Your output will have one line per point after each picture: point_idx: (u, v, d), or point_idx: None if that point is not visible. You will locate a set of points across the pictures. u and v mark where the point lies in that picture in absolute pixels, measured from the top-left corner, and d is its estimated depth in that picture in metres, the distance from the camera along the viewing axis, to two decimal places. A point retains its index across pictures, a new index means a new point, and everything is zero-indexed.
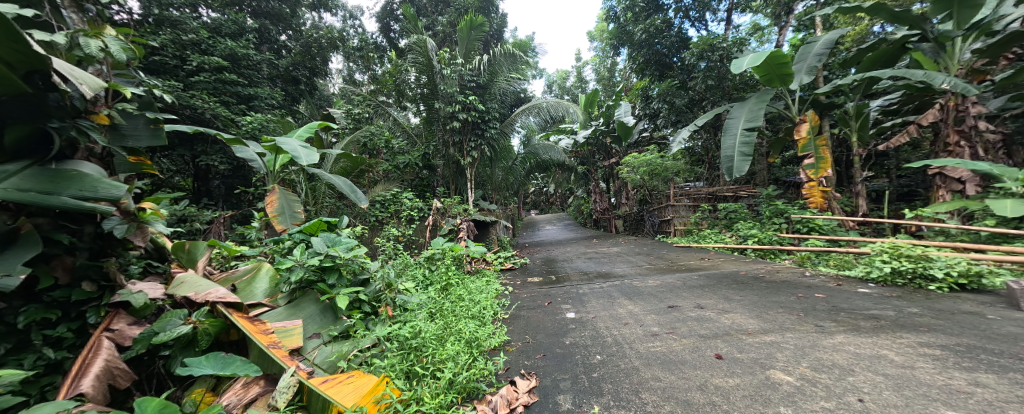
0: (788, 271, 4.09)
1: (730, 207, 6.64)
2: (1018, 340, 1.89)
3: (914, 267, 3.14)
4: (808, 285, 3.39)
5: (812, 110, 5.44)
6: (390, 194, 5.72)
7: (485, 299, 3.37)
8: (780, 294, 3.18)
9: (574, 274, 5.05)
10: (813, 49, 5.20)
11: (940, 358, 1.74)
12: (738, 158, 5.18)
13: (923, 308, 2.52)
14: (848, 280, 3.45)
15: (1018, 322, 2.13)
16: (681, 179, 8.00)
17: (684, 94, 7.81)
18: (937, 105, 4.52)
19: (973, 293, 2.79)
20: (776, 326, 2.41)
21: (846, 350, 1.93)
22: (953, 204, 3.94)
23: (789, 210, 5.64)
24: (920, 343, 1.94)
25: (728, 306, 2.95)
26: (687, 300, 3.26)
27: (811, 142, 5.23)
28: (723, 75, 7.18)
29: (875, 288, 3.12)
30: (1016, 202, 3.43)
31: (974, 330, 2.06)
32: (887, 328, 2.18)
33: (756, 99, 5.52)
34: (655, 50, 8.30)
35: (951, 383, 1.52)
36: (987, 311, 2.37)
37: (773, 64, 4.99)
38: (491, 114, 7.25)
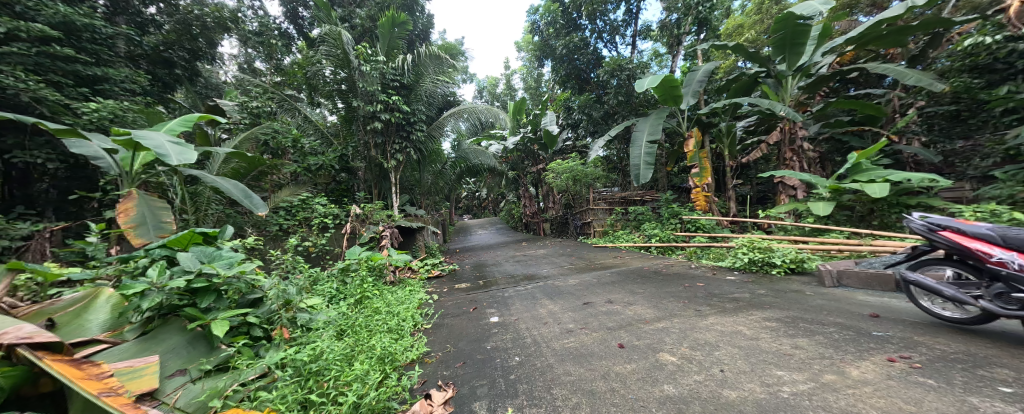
0: (679, 265, 4.74)
1: (638, 210, 7.39)
2: (824, 310, 2.49)
3: (762, 256, 3.91)
4: (693, 276, 3.98)
5: (695, 127, 6.46)
6: (299, 200, 5.10)
7: (405, 310, 3.20)
8: (672, 285, 3.66)
9: (502, 277, 5.13)
10: (697, 76, 6.15)
11: (778, 330, 2.18)
12: (643, 166, 5.87)
13: (768, 289, 3.16)
14: (721, 270, 4.16)
15: (824, 296, 2.82)
16: (600, 184, 8.70)
17: (599, 107, 8.57)
18: (778, 128, 5.76)
19: (800, 275, 3.61)
20: (667, 313, 2.78)
21: (716, 329, 2.31)
22: (789, 206, 5.06)
23: (681, 211, 6.57)
24: (764, 317, 2.42)
25: (631, 299, 3.29)
26: (600, 296, 3.55)
27: (697, 154, 6.22)
28: (630, 93, 8.06)
29: (739, 275, 3.82)
30: (826, 204, 4.52)
31: (800, 305, 2.64)
32: (744, 308, 2.68)
33: (656, 116, 6.32)
34: (575, 65, 9.00)
35: (782, 347, 1.92)
36: (807, 288, 3.09)
37: (667, 86, 5.78)
38: (416, 115, 7.01)
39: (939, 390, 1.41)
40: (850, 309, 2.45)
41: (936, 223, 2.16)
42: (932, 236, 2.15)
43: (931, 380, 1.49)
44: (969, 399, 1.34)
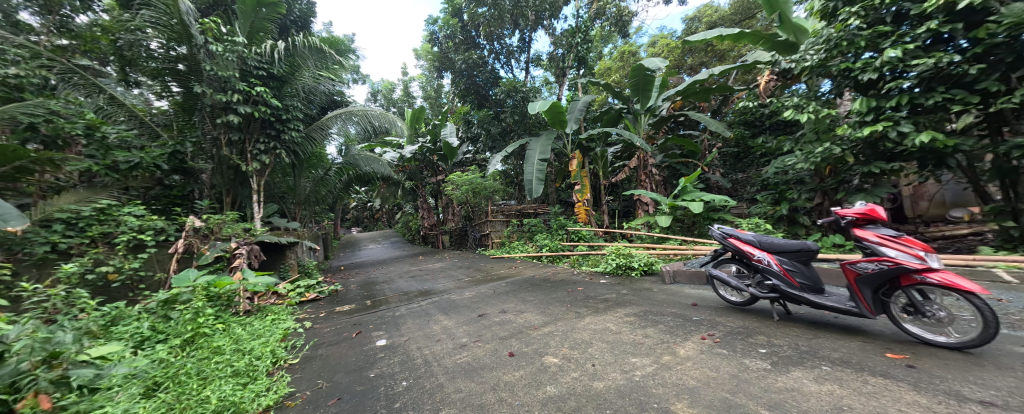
0: (564, 272, 5.23)
1: (532, 222, 7.90)
2: (665, 303, 3.10)
3: (624, 261, 4.62)
4: (575, 281, 4.45)
5: (577, 150, 7.36)
6: (95, 208, 3.60)
7: (260, 346, 2.64)
8: (558, 291, 4.00)
9: (393, 295, 4.77)
10: (577, 106, 7.03)
11: (635, 323, 2.60)
12: (535, 182, 6.35)
13: (630, 289, 3.77)
14: (596, 274, 4.78)
15: (666, 291, 3.51)
16: (499, 197, 8.98)
17: (497, 124, 8.95)
18: (636, 156, 7.00)
19: (652, 275, 4.42)
20: (552, 318, 3.02)
21: (590, 328, 2.62)
22: (644, 219, 6.16)
23: (567, 223, 7.31)
24: (625, 313, 2.87)
25: (523, 307, 3.47)
26: (494, 307, 3.63)
27: (578, 173, 7.06)
28: (524, 113, 8.68)
29: (609, 278, 4.45)
30: (667, 217, 5.65)
31: (650, 300, 3.22)
32: (611, 307, 3.13)
33: (546, 137, 6.94)
34: (474, 81, 9.24)
35: (637, 337, 2.31)
36: (655, 286, 3.80)
37: (555, 112, 6.44)
38: (290, 112, 6.03)
39: (730, 357, 1.90)
40: (682, 301, 3.11)
41: (727, 232, 2.85)
42: (724, 242, 2.84)
43: (727, 350, 1.99)
44: (747, 361, 1.84)
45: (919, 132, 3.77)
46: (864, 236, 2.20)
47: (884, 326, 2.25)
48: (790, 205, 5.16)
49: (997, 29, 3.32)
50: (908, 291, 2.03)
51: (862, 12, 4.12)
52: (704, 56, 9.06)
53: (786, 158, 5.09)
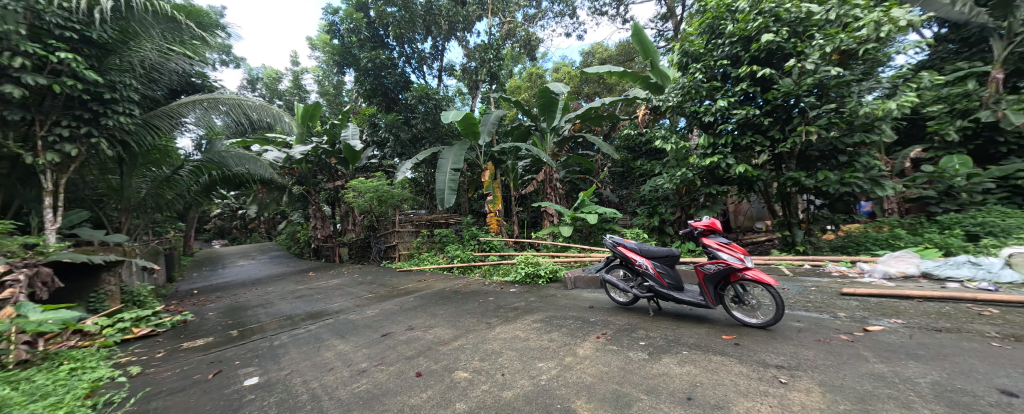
0: (475, 283, 5.20)
1: (442, 232, 7.69)
2: (567, 307, 3.35)
3: (531, 270, 4.84)
4: (486, 291, 4.48)
5: (489, 161, 7.52)
6: None
7: (49, 407, 1.89)
8: (468, 303, 3.96)
9: (276, 319, 4.06)
10: (490, 119, 7.19)
11: (540, 329, 2.74)
12: (447, 192, 6.22)
13: (537, 296, 3.98)
14: (506, 284, 4.90)
15: (568, 297, 3.81)
16: (407, 206, 8.51)
17: (408, 130, 8.54)
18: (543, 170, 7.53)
19: (556, 282, 4.74)
20: (463, 331, 2.97)
21: (500, 337, 2.67)
22: (550, 229, 6.61)
23: (479, 233, 7.33)
24: (532, 320, 3.01)
25: (432, 322, 3.33)
26: (400, 324, 3.39)
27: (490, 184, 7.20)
28: (437, 121, 8.51)
29: (519, 287, 4.61)
30: (569, 228, 6.16)
31: (554, 306, 3.45)
32: (520, 315, 3.24)
33: (459, 148, 6.91)
34: (381, 81, 8.68)
35: (543, 342, 2.43)
36: (559, 292, 4.09)
37: (468, 123, 6.47)
38: (120, 93, 4.43)
39: (620, 352, 2.15)
40: (581, 305, 3.41)
41: (616, 240, 3.27)
42: (614, 250, 3.25)
43: (617, 346, 2.25)
44: (632, 354, 2.10)
45: (738, 164, 5.02)
46: (707, 243, 2.74)
47: (721, 314, 2.84)
48: (661, 217, 6.26)
49: (778, 95, 4.68)
50: (734, 285, 2.61)
51: (704, 69, 5.30)
52: (597, 86, 10.36)
53: (658, 179, 6.14)
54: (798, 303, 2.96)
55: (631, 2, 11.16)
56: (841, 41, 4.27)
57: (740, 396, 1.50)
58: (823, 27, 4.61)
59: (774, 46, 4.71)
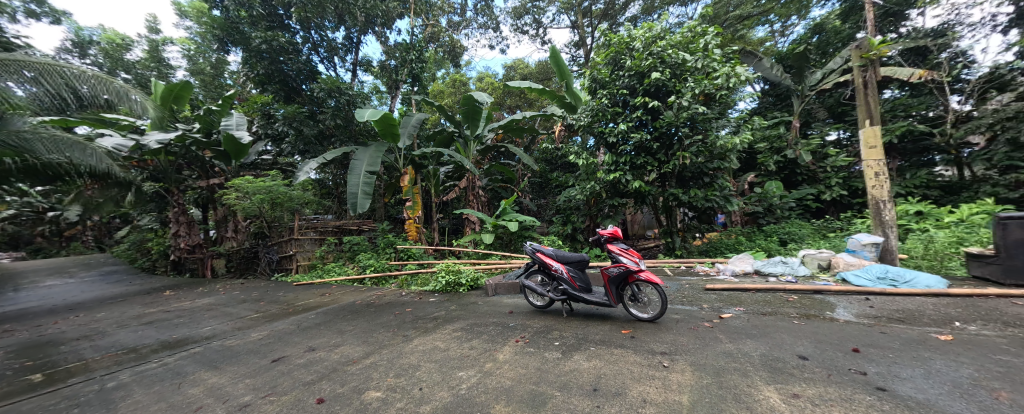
0: (390, 294, 4.87)
1: (353, 240, 6.97)
2: (486, 314, 3.42)
3: (452, 278, 4.77)
4: (402, 303, 4.27)
5: (409, 166, 7.24)
6: None
7: None
8: (382, 316, 3.70)
9: (119, 353, 3.18)
10: (410, 122, 6.90)
11: (460, 337, 2.73)
12: (361, 196, 5.71)
13: (457, 304, 3.96)
14: (424, 293, 4.75)
15: (488, 303, 3.89)
16: (309, 211, 7.56)
17: (313, 125, 7.65)
18: (466, 177, 7.58)
19: (476, 289, 4.78)
20: (375, 347, 2.76)
21: (417, 350, 2.57)
22: (472, 236, 6.63)
23: (396, 241, 6.91)
24: (452, 329, 2.99)
25: (338, 340, 3.03)
26: (298, 346, 2.99)
27: (410, 190, 6.93)
28: (349, 119, 7.86)
29: (437, 296, 4.52)
30: (491, 235, 6.29)
31: (474, 313, 3.47)
32: (439, 324, 3.18)
33: (375, 149, 6.43)
34: (280, 68, 7.61)
35: (463, 351, 2.43)
36: (479, 299, 4.14)
37: (386, 124, 6.09)
38: None
39: (535, 353, 2.28)
40: (500, 311, 3.52)
41: (535, 247, 3.46)
42: (533, 256, 3.43)
43: (534, 348, 2.38)
44: (547, 354, 2.24)
45: (634, 180, 5.80)
46: (611, 248, 3.07)
47: (621, 312, 3.24)
48: (573, 226, 6.90)
49: (664, 123, 5.61)
50: (631, 285, 3.00)
51: (609, 95, 6.04)
52: (518, 100, 10.91)
53: (571, 190, 6.71)
54: (676, 297, 3.55)
55: (549, 26, 12.07)
56: (706, 85, 5.35)
57: (634, 382, 1.74)
58: (695, 70, 5.59)
59: (660, 82, 5.59)
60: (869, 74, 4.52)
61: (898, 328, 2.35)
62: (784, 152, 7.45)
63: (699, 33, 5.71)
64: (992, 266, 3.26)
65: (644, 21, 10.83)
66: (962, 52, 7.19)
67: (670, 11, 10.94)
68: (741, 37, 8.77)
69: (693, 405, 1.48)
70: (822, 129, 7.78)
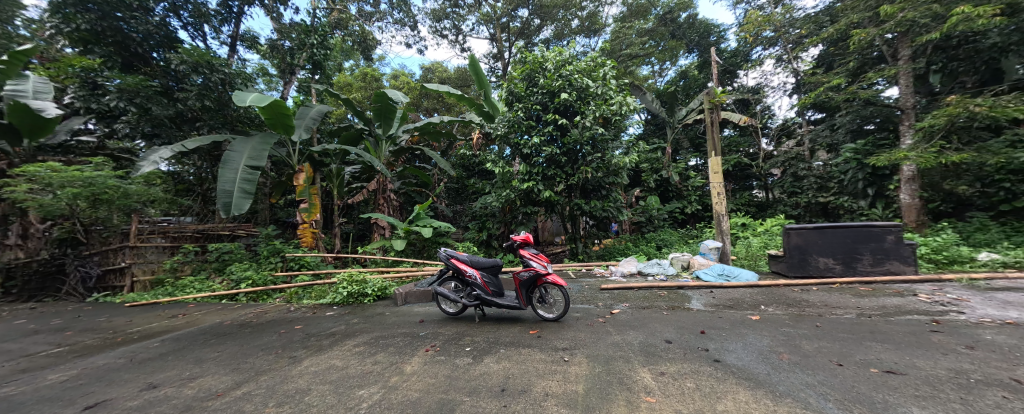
0: (276, 310, 4.16)
1: (223, 247, 5.65)
2: (393, 326, 3.21)
3: (356, 288, 4.35)
4: (291, 319, 3.68)
5: (307, 163, 6.40)
6: None
7: None
8: (263, 335, 3.14)
9: None
10: (310, 113, 6.11)
11: (363, 353, 2.52)
12: (238, 195, 4.65)
13: (359, 317, 3.62)
14: (320, 307, 4.21)
15: (395, 314, 3.67)
16: (155, 209, 5.83)
17: (167, 104, 5.90)
18: (376, 179, 7.08)
19: (384, 299, 4.45)
20: (251, 373, 2.26)
21: (309, 372, 2.23)
22: (380, 243, 6.20)
23: (285, 248, 5.80)
24: (354, 344, 2.73)
25: (198, 368, 2.42)
26: (129, 381, 2.20)
27: (307, 189, 6.09)
28: (224, 102, 6.35)
29: (336, 309, 4.07)
30: (402, 241, 5.98)
31: (380, 326, 3.24)
32: (337, 341, 2.85)
33: (261, 140, 5.44)
34: (117, 26, 5.85)
35: (366, 368, 2.24)
36: (385, 310, 3.87)
37: (276, 112, 5.24)
38: None
39: (447, 361, 2.24)
40: (409, 321, 3.36)
41: (450, 253, 3.42)
42: (448, 262, 3.39)
43: (445, 356, 2.35)
44: (458, 361, 2.24)
45: (545, 190, 6.23)
46: (522, 254, 3.23)
47: (530, 314, 3.43)
48: (488, 232, 7.06)
49: (572, 140, 6.19)
50: (539, 288, 3.22)
51: (524, 109, 6.45)
52: (435, 103, 10.71)
53: (487, 197, 6.83)
54: (576, 298, 3.92)
55: (468, 34, 12.23)
56: (605, 110, 6.13)
57: (540, 378, 1.87)
58: (597, 96, 6.30)
59: (568, 102, 6.19)
60: (713, 115, 5.80)
61: (730, 312, 3.05)
62: (661, 172, 8.97)
63: (600, 63, 6.42)
64: (781, 264, 4.46)
65: (555, 45, 11.80)
66: (770, 106, 9.81)
67: (577, 39, 12.17)
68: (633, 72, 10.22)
69: (587, 392, 1.66)
70: (685, 157, 9.65)
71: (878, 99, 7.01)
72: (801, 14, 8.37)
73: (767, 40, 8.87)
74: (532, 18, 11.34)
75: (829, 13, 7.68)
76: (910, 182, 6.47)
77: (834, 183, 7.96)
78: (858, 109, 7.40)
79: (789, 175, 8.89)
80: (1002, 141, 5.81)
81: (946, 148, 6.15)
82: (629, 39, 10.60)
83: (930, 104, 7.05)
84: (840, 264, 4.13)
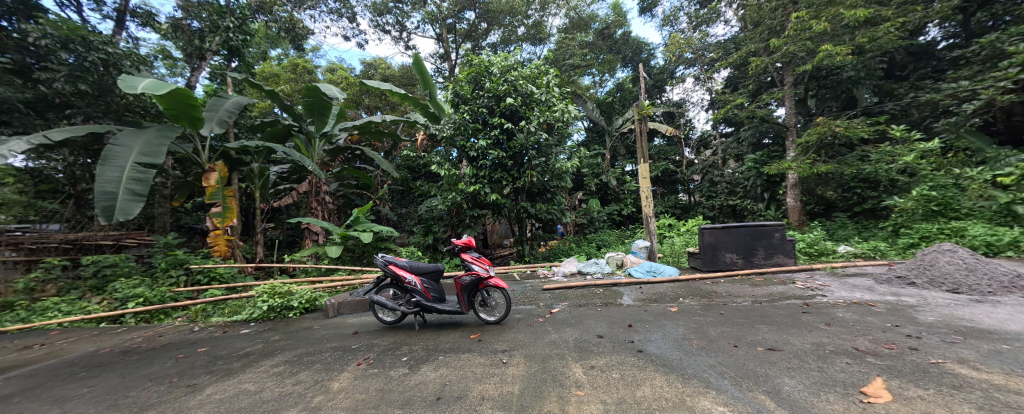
0: (174, 331, 3.57)
1: (104, 260, 4.69)
2: (322, 340, 2.96)
3: (281, 301, 3.94)
4: (194, 341, 3.19)
5: (220, 161, 5.63)
6: None
7: None
8: (154, 362, 2.67)
9: None
10: (224, 105, 5.38)
11: (283, 373, 2.28)
12: (126, 198, 3.92)
13: (282, 333, 3.27)
14: (234, 325, 3.72)
15: (325, 327, 3.38)
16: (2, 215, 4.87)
17: (25, 87, 4.73)
18: (307, 180, 6.47)
19: (313, 312, 4.08)
20: (133, 409, 1.91)
21: (212, 400, 1.95)
22: (311, 250, 5.68)
23: (191, 260, 4.98)
24: (273, 364, 2.45)
25: (58, 408, 1.97)
26: None
27: (220, 191, 5.33)
28: (108, 88, 5.31)
29: (254, 326, 3.62)
30: (337, 247, 5.53)
31: (306, 341, 2.96)
32: (251, 362, 2.53)
33: (158, 132, 4.65)
34: None
35: (285, 389, 2.03)
36: (314, 324, 3.55)
37: (180, 101, 4.52)
38: None
39: (380, 374, 2.13)
40: (340, 333, 3.13)
41: (388, 259, 3.25)
42: (386, 269, 3.21)
43: (377, 368, 2.22)
44: (392, 372, 2.14)
45: (492, 193, 6.25)
46: (464, 257, 3.20)
47: (472, 318, 3.40)
48: (434, 236, 6.90)
49: (517, 144, 6.31)
50: (482, 291, 3.21)
51: (470, 112, 6.42)
52: (378, 101, 10.15)
53: (433, 200, 6.67)
54: (519, 299, 3.99)
55: (412, 31, 11.84)
56: (548, 116, 6.39)
57: (476, 382, 1.86)
58: (541, 102, 6.53)
59: (514, 107, 6.30)
60: (643, 125, 6.33)
61: (655, 306, 3.34)
62: (602, 176, 9.56)
63: (543, 71, 6.63)
64: (698, 260, 5.02)
65: (502, 50, 11.97)
66: (691, 120, 11.02)
67: (523, 46, 12.47)
68: (576, 81, 10.76)
69: (522, 392, 1.70)
70: (622, 163, 10.40)
71: (772, 117, 8.29)
72: (713, 40, 9.59)
73: (687, 61, 9.98)
74: (479, 21, 11.35)
75: (734, 42, 8.91)
76: (794, 188, 7.77)
77: (740, 188, 9.21)
78: (756, 125, 8.68)
79: (706, 181, 10.08)
80: (855, 156, 7.25)
81: (818, 160, 7.50)
82: (573, 49, 11.13)
83: (808, 123, 8.52)
84: (742, 259, 4.77)
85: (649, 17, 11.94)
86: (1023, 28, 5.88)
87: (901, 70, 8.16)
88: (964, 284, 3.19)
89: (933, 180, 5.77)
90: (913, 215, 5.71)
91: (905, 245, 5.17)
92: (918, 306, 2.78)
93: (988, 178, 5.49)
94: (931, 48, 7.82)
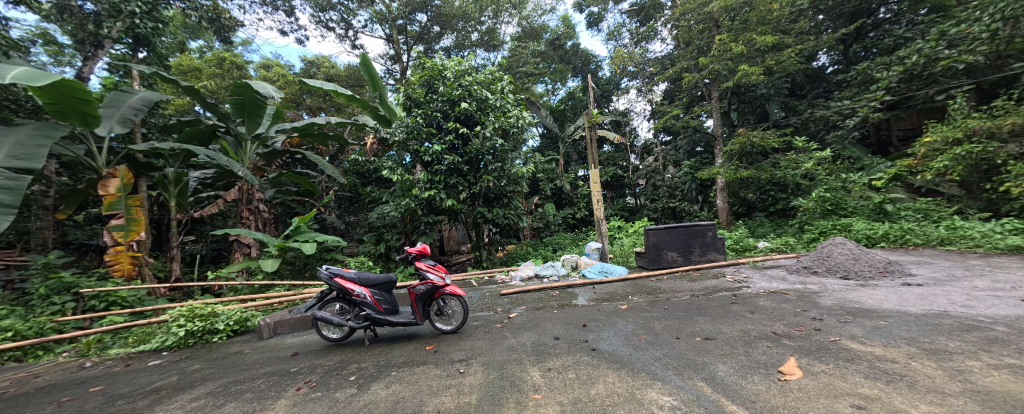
0: (56, 370, 2.96)
1: None
2: (253, 366, 2.65)
3: (203, 324, 3.47)
4: (85, 380, 2.67)
5: (123, 165, 4.83)
6: None
7: None
8: (25, 410, 2.18)
9: None
10: (128, 101, 4.66)
11: (203, 408, 2.00)
12: None
13: (202, 362, 2.87)
14: (141, 356, 3.18)
15: (258, 350, 3.04)
16: None
17: None
18: (236, 187, 5.80)
19: (243, 334, 3.65)
20: None
21: None
22: (241, 264, 5.06)
23: (81, 282, 4.19)
24: (192, 398, 2.14)
25: None
26: None
27: (122, 200, 4.58)
28: None
29: (167, 355, 3.14)
30: (274, 260, 5.01)
31: (234, 368, 2.63)
32: (162, 398, 2.19)
33: (36, 131, 3.87)
34: None
35: None
36: (243, 348, 3.17)
37: (66, 95, 3.80)
38: None
39: (323, 398, 1.96)
40: (276, 356, 2.83)
41: (333, 271, 3.01)
42: (330, 282, 2.97)
43: (322, 391, 2.05)
44: (338, 394, 1.98)
45: (447, 198, 6.12)
46: (418, 266, 3.09)
47: (427, 328, 3.28)
48: (386, 244, 6.62)
49: (472, 149, 6.27)
50: (437, 300, 3.11)
51: (424, 116, 6.27)
52: (320, 102, 9.49)
53: (384, 206, 6.37)
54: (475, 306, 3.95)
55: (359, 30, 11.28)
56: (503, 122, 6.42)
57: (432, 396, 1.80)
58: (495, 108, 6.54)
59: (468, 112, 6.25)
60: (592, 132, 6.64)
61: (607, 305, 3.51)
62: (556, 181, 9.84)
63: (497, 77, 6.67)
64: (644, 259, 5.37)
65: (455, 54, 11.89)
66: (635, 128, 11.82)
67: (477, 52, 12.49)
68: (531, 89, 11.03)
69: (479, 401, 1.67)
70: (574, 168, 10.83)
71: (702, 127, 9.19)
72: (652, 56, 10.35)
73: (630, 74, 10.66)
74: (431, 24, 11.18)
75: (669, 59, 9.75)
76: (722, 191, 8.67)
77: (678, 192, 10.05)
78: (691, 135, 9.60)
79: (649, 185, 10.83)
80: (769, 162, 8.31)
81: (741, 166, 8.46)
82: (525, 58, 11.35)
83: (732, 134, 9.59)
84: (681, 256, 5.20)
85: (596, 31, 12.63)
86: (885, 59, 7.17)
87: (801, 89, 9.53)
88: (852, 271, 3.79)
89: (828, 183, 6.81)
90: (814, 213, 6.66)
91: (810, 239, 6.01)
92: (820, 292, 3.25)
93: (865, 182, 6.56)
94: (822, 72, 9.25)
